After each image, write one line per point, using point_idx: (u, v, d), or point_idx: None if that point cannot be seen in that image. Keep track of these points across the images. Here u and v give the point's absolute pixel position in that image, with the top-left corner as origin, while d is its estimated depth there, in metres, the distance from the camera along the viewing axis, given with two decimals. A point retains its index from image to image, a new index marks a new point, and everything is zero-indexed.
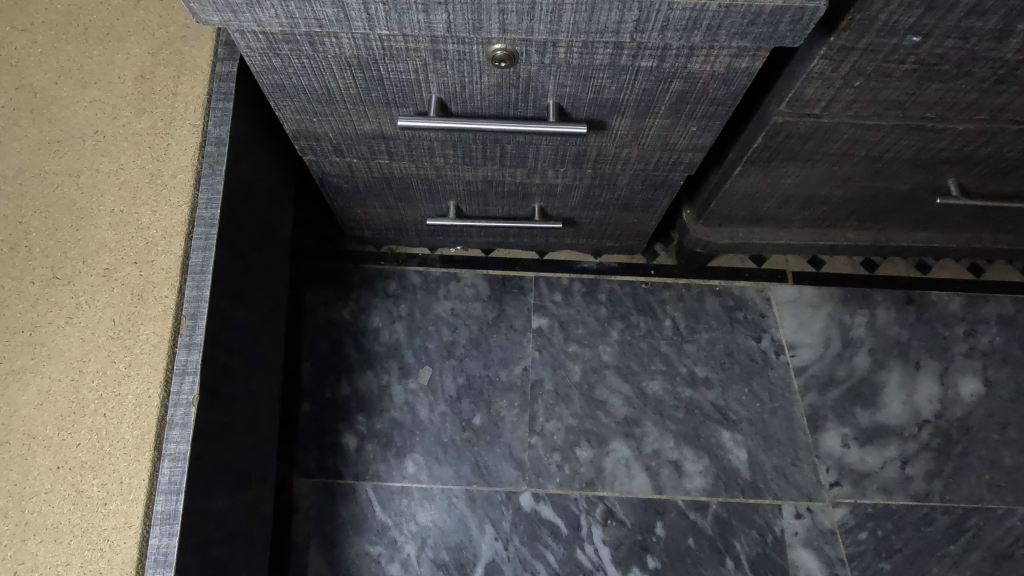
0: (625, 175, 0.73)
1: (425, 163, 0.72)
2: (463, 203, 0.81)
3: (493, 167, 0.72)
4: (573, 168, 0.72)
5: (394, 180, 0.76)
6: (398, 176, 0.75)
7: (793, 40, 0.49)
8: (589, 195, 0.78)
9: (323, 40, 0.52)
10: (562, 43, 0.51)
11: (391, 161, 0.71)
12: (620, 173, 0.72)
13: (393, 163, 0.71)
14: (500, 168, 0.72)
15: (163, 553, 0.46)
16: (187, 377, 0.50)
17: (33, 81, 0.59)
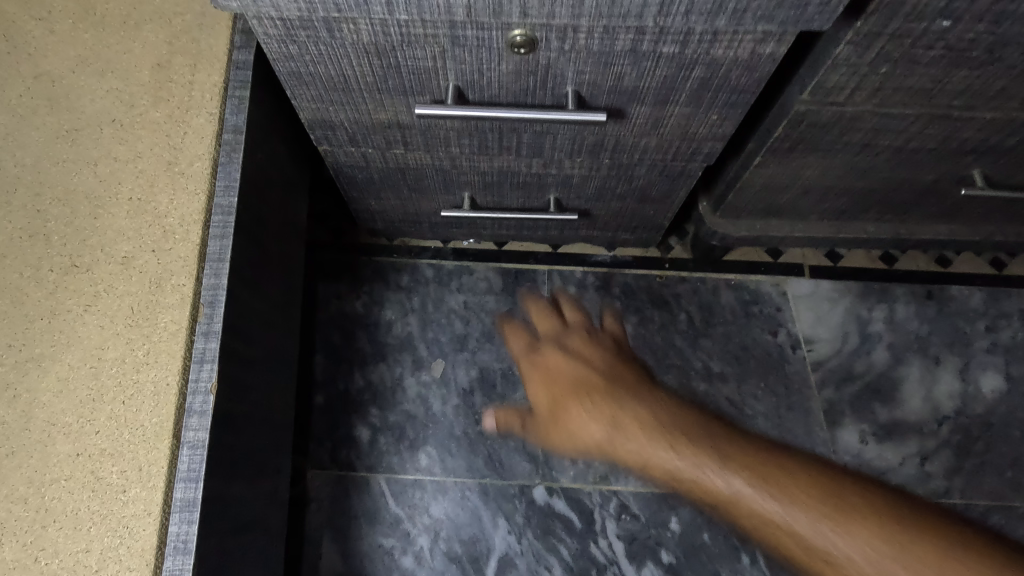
0: (642, 165, 0.72)
1: (440, 153, 0.71)
2: (478, 194, 0.80)
3: (509, 157, 0.71)
4: (590, 158, 0.71)
5: (409, 170, 0.75)
6: (413, 167, 0.74)
7: (821, 23, 0.49)
8: (605, 186, 0.77)
9: (340, 26, 0.51)
10: (583, 29, 0.50)
11: (406, 151, 0.71)
12: (637, 163, 0.71)
13: (408, 154, 0.71)
14: (516, 159, 0.71)
15: (183, 541, 0.46)
16: (206, 365, 0.49)
17: (51, 69, 0.59)
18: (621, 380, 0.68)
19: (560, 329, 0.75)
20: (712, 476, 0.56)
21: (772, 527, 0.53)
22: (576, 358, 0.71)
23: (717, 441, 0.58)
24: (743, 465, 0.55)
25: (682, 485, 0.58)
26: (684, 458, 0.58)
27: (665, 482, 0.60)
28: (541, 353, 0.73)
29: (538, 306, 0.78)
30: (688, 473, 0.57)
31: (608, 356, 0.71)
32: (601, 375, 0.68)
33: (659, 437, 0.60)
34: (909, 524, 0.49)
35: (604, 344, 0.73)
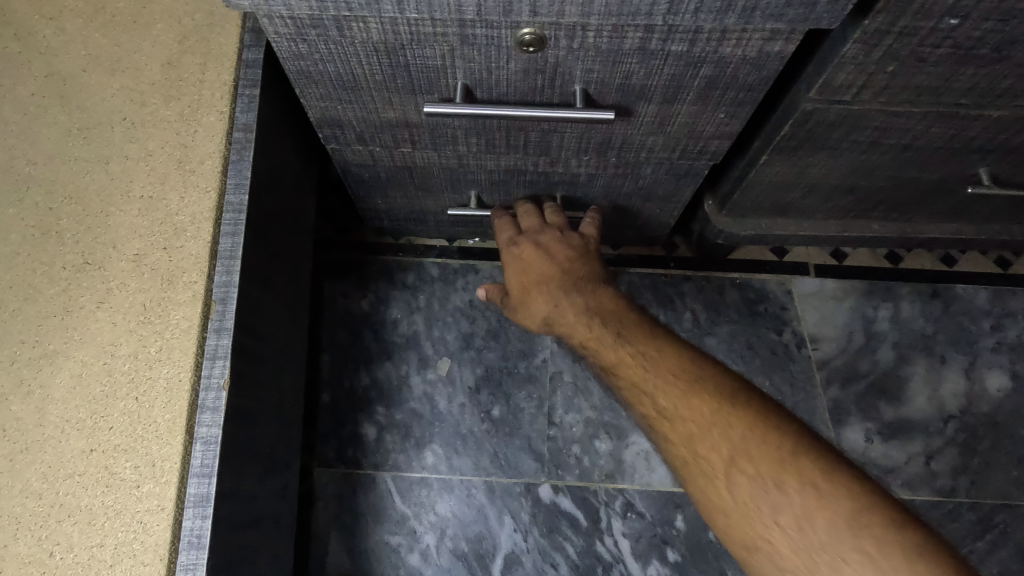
0: (649, 163, 0.72)
1: (447, 151, 0.71)
2: (484, 193, 0.81)
3: (516, 155, 0.71)
4: (597, 156, 0.71)
5: (415, 169, 0.76)
6: (419, 166, 0.75)
7: (830, 21, 0.49)
8: (612, 185, 0.78)
9: (351, 25, 0.51)
10: (592, 27, 0.51)
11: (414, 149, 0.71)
12: (644, 161, 0.72)
13: (416, 152, 0.71)
14: (524, 157, 0.71)
15: (197, 535, 0.47)
16: (218, 361, 0.50)
17: (62, 68, 0.59)
18: (577, 274, 0.70)
19: (542, 226, 0.74)
20: (642, 371, 0.59)
21: (696, 437, 0.53)
22: (545, 252, 0.71)
23: (663, 354, 0.60)
24: (680, 384, 0.57)
25: (610, 362, 0.62)
26: (626, 351, 0.61)
27: (601, 357, 0.63)
28: (521, 240, 0.73)
29: (528, 209, 0.77)
30: (633, 369, 0.60)
31: (580, 254, 0.72)
32: (564, 266, 0.70)
33: (605, 332, 0.64)
34: (833, 478, 0.47)
35: (577, 245, 0.72)
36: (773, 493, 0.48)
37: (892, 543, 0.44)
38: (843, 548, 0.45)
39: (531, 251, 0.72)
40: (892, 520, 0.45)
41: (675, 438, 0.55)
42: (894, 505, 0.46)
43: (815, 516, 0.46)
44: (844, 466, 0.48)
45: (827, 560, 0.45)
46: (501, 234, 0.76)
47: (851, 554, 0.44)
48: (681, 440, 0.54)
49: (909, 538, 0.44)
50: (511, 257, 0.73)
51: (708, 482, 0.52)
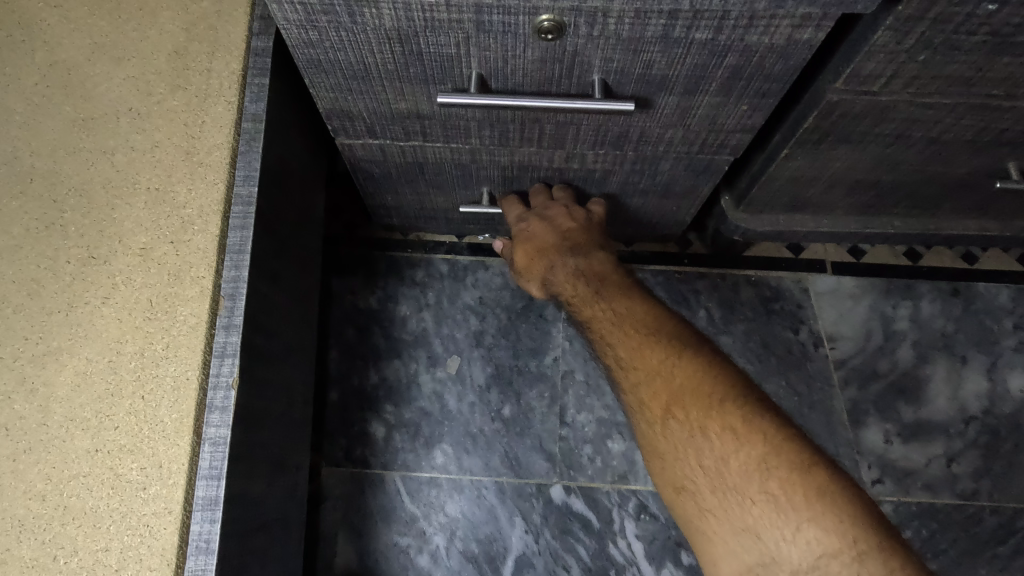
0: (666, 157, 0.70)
1: (459, 143, 0.69)
2: (497, 189, 0.79)
3: (530, 150, 0.69)
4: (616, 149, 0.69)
5: (427, 164, 0.74)
6: (431, 161, 0.73)
7: (865, 5, 0.48)
8: (628, 181, 0.76)
9: (362, 11, 0.49)
10: (614, 13, 0.49)
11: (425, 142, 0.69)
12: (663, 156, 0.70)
13: (427, 146, 0.69)
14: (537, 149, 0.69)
15: (205, 540, 0.45)
16: (227, 360, 0.48)
17: (66, 57, 0.58)
18: (570, 241, 0.72)
19: (548, 201, 0.75)
20: (610, 326, 0.64)
21: (645, 386, 0.58)
22: (546, 223, 0.74)
23: (632, 311, 0.64)
24: (639, 339, 0.61)
25: (584, 316, 0.67)
26: (599, 307, 0.66)
27: (576, 313, 0.68)
28: (524, 214, 0.75)
29: (538, 188, 0.77)
30: (602, 325, 0.64)
31: (578, 224, 0.73)
32: (560, 233, 0.73)
33: (586, 289, 0.68)
34: (757, 427, 0.52)
35: (580, 219, 0.74)
36: (699, 437, 0.53)
37: (795, 486, 0.49)
38: (751, 488, 0.50)
39: (533, 222, 0.74)
40: (798, 466, 0.50)
41: (629, 386, 0.60)
42: (807, 452, 0.51)
43: (733, 460, 0.51)
44: (773, 420, 0.53)
45: (736, 498, 0.51)
46: (509, 212, 0.78)
47: (757, 495, 0.50)
48: (632, 387, 0.59)
49: (810, 482, 0.49)
50: (515, 226, 0.75)
51: (648, 427, 0.57)
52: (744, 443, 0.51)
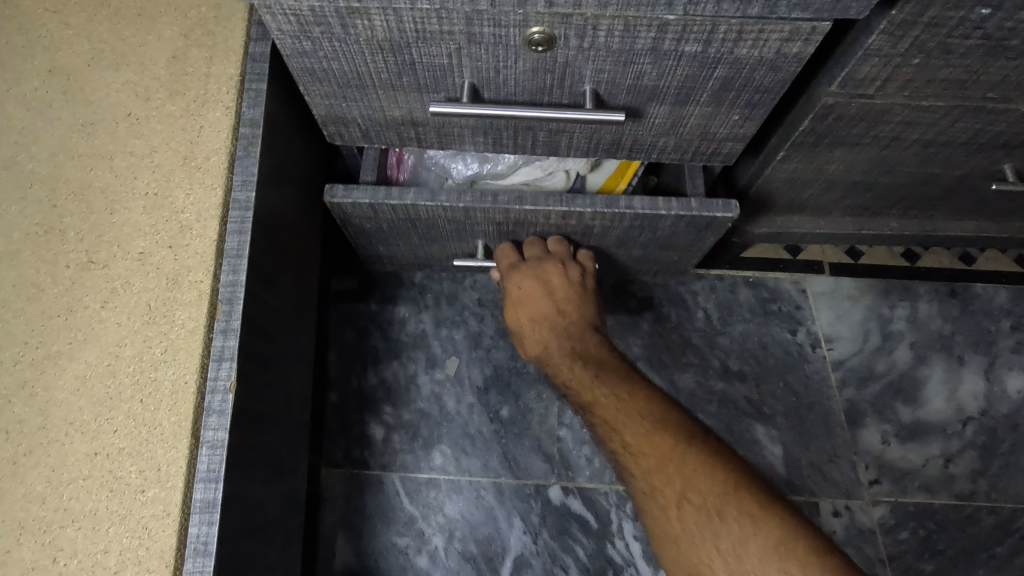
0: (669, 207, 0.67)
1: (451, 194, 0.67)
2: (491, 241, 0.78)
3: (526, 205, 0.67)
4: (608, 198, 0.67)
5: (421, 220, 0.72)
6: (423, 217, 0.71)
7: (858, 10, 0.47)
8: (628, 234, 0.74)
9: (354, 22, 0.50)
10: (604, 26, 0.49)
11: (417, 198, 0.67)
12: (662, 209, 0.67)
13: (419, 203, 0.67)
14: (534, 200, 0.67)
15: (204, 542, 0.46)
16: (224, 363, 0.49)
17: (66, 63, 0.58)
18: (568, 317, 0.76)
19: (543, 252, 0.75)
20: (614, 411, 0.68)
21: (658, 474, 0.62)
22: (543, 288, 0.75)
23: (635, 397, 0.68)
24: (646, 426, 0.65)
25: (587, 401, 0.70)
26: (601, 392, 0.69)
27: (581, 398, 0.71)
28: (519, 271, 0.75)
29: (532, 239, 0.75)
30: (608, 411, 0.68)
31: (575, 294, 0.76)
32: (559, 308, 0.76)
33: (585, 374, 0.71)
34: (767, 511, 0.57)
35: (576, 282, 0.75)
36: (715, 522, 0.58)
37: (810, 566, 0.54)
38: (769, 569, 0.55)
39: (526, 283, 0.75)
40: (811, 548, 0.55)
41: (640, 473, 0.64)
42: (814, 534, 0.56)
43: (750, 543, 0.56)
44: (778, 503, 0.58)
45: None
46: (502, 260, 0.77)
47: None
48: (644, 475, 0.63)
49: (823, 561, 0.54)
50: (513, 292, 0.76)
51: (663, 513, 0.61)
52: (757, 528, 0.56)
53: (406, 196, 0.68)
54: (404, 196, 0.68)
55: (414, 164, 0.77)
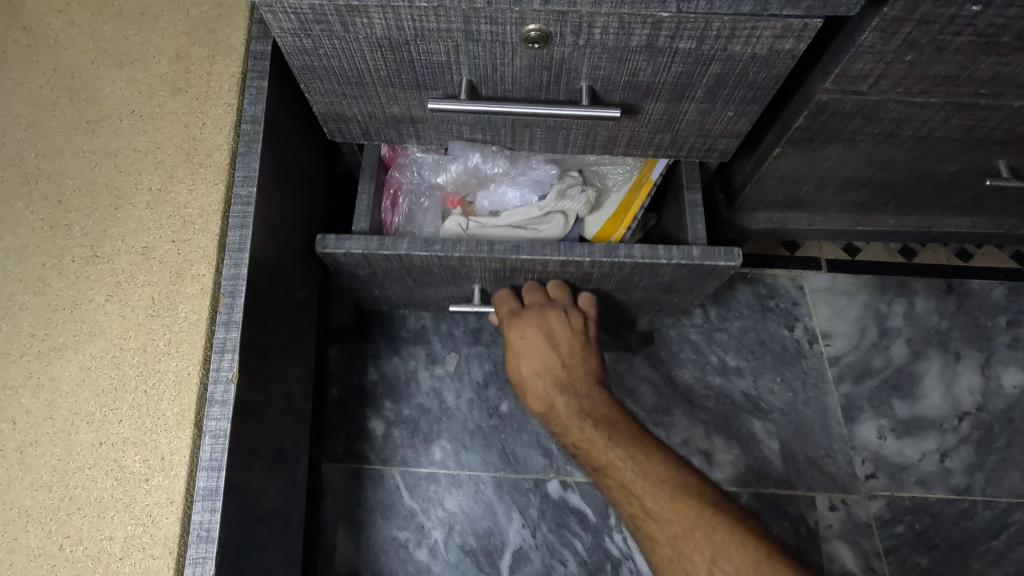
0: (670, 256, 0.66)
1: (447, 243, 0.66)
2: (489, 285, 0.76)
3: (522, 254, 0.66)
4: (607, 245, 0.66)
5: (416, 266, 0.70)
6: (417, 264, 0.69)
7: (848, 7, 0.47)
8: (628, 280, 0.72)
9: (354, 19, 0.51)
10: (599, 23, 0.50)
11: (412, 247, 0.66)
12: (663, 257, 0.65)
13: (414, 253, 0.66)
14: (531, 249, 0.66)
15: (206, 529, 0.47)
16: (226, 354, 0.50)
17: (70, 61, 0.59)
18: (575, 371, 0.71)
19: (544, 300, 0.72)
20: (632, 475, 0.65)
21: (683, 542, 0.60)
22: (548, 339, 0.71)
23: (651, 458, 0.65)
24: (666, 490, 0.63)
25: (602, 464, 0.67)
26: (616, 455, 0.66)
27: (594, 459, 0.68)
28: (522, 320, 0.71)
29: (531, 283, 0.73)
30: (625, 475, 0.65)
31: (580, 345, 0.71)
32: (565, 362, 0.71)
33: (597, 435, 0.67)
34: None
35: (579, 331, 0.72)
36: None
37: None
38: None
39: (530, 336, 0.71)
40: None
41: (666, 541, 0.62)
42: None
43: None
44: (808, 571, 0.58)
45: None
46: (501, 307, 0.74)
47: None
48: (669, 543, 0.61)
49: None
50: (516, 343, 0.72)
51: None
52: None
53: (400, 245, 0.66)
54: (399, 245, 0.66)
55: (409, 207, 0.78)
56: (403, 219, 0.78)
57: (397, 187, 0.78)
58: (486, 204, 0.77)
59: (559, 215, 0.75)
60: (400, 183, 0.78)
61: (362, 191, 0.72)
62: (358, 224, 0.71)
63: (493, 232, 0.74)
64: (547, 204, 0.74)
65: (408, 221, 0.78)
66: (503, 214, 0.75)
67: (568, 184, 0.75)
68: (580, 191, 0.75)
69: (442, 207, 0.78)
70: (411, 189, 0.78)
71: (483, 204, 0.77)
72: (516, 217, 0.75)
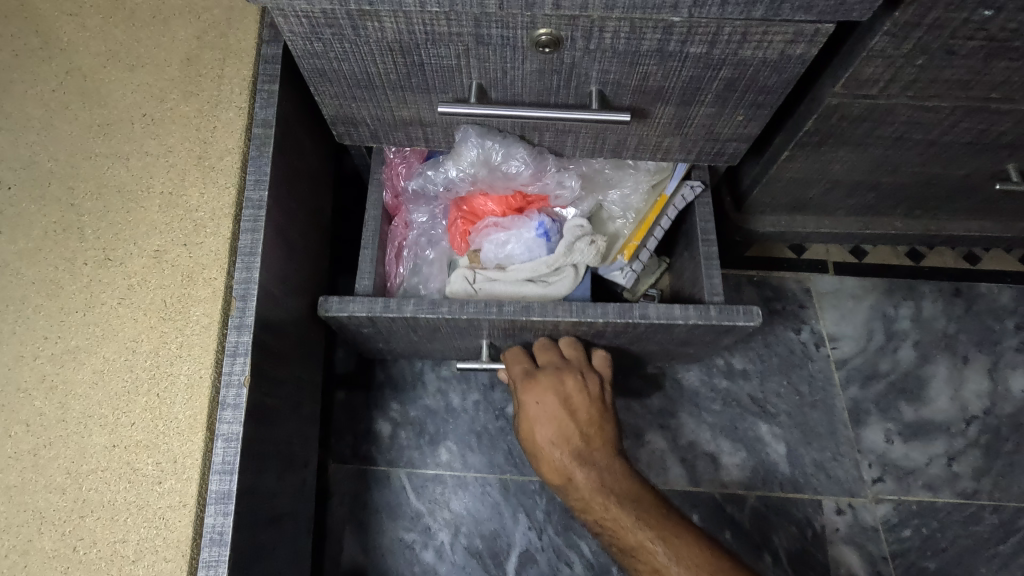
0: (685, 316, 0.65)
1: (455, 304, 0.65)
2: (497, 340, 0.74)
3: (534, 315, 0.65)
4: (621, 307, 0.65)
5: (420, 326, 0.68)
6: (424, 324, 0.67)
7: (861, 13, 0.47)
8: (642, 336, 0.71)
9: (365, 24, 0.51)
10: (610, 28, 0.50)
11: (418, 309, 0.64)
12: (679, 317, 0.65)
13: (419, 315, 0.64)
14: (542, 310, 0.65)
15: (219, 532, 0.47)
16: (238, 358, 0.50)
17: (82, 64, 0.59)
18: (593, 440, 0.67)
19: (560, 361, 0.70)
20: (665, 559, 0.59)
21: None
22: (564, 404, 0.67)
23: (684, 539, 0.60)
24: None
25: (630, 545, 0.61)
26: (646, 535, 0.61)
27: (620, 540, 0.62)
28: (537, 383, 0.68)
29: (543, 340, 0.71)
30: (657, 558, 0.59)
31: (597, 409, 0.68)
32: (582, 429, 0.67)
33: (623, 512, 0.62)
34: None
35: (595, 394, 0.68)
36: None
37: None
38: None
39: (547, 400, 0.67)
40: None
41: None
42: None
43: None
44: None
45: None
46: (513, 366, 0.72)
47: None
48: None
49: None
50: (531, 408, 0.68)
51: None
52: None
53: (405, 307, 0.64)
54: (404, 307, 0.64)
55: (414, 261, 0.78)
56: (407, 269, 0.78)
57: (403, 238, 0.79)
58: (493, 257, 0.75)
59: (568, 270, 0.73)
60: (404, 235, 0.79)
61: (366, 245, 0.71)
62: (362, 281, 0.70)
63: (502, 288, 0.73)
64: (556, 260, 0.73)
65: (413, 273, 0.77)
66: (511, 267, 0.74)
67: (577, 235, 0.74)
68: (590, 243, 0.74)
69: (447, 260, 0.78)
70: (415, 241, 0.78)
71: (488, 251, 0.75)
72: (524, 271, 0.74)
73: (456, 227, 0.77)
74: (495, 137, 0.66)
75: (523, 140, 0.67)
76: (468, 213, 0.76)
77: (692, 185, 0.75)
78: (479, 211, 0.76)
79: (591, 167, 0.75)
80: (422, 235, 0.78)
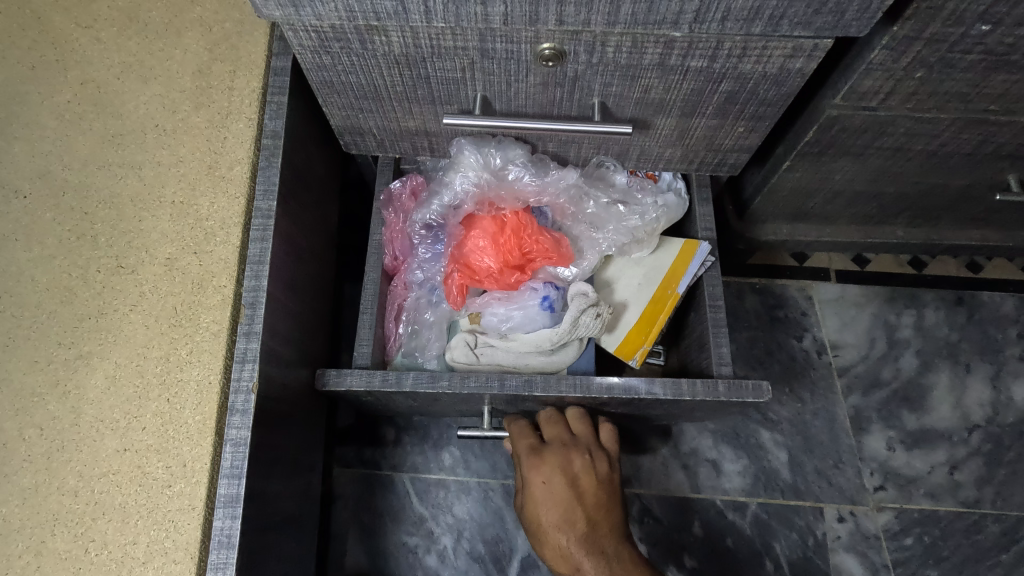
0: (694, 391, 0.64)
1: (455, 378, 0.63)
2: (499, 406, 0.72)
3: (536, 391, 0.64)
4: (626, 385, 0.64)
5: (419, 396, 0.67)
6: (423, 395, 0.66)
7: (859, 28, 0.48)
8: (647, 406, 0.70)
9: (373, 38, 0.52)
10: (611, 42, 0.51)
11: (417, 382, 0.63)
12: (686, 394, 0.64)
13: (418, 389, 0.63)
14: (545, 385, 0.64)
15: (227, 535, 0.48)
16: (247, 365, 0.51)
17: (97, 76, 0.61)
18: (601, 525, 0.65)
19: (568, 438, 0.68)
20: None
21: None
22: (572, 485, 0.66)
23: None
24: None
25: None
26: None
27: None
28: (544, 461, 0.67)
29: (549, 415, 0.71)
30: None
31: (604, 491, 0.67)
32: (589, 513, 0.65)
33: None
34: None
35: (603, 474, 0.68)
36: None
37: None
38: None
39: (555, 481, 0.65)
40: None
41: None
42: None
43: None
44: None
45: None
46: (519, 441, 0.70)
47: None
48: None
49: None
50: (537, 488, 0.66)
51: None
52: None
53: (404, 381, 0.63)
54: (402, 381, 0.63)
55: (413, 324, 0.75)
56: (405, 331, 0.74)
57: (402, 299, 0.75)
58: (496, 325, 0.73)
59: (574, 342, 0.71)
60: (403, 296, 0.76)
61: (364, 311, 0.69)
62: (361, 340, 0.68)
63: (503, 356, 0.70)
64: (561, 335, 0.70)
65: (410, 337, 0.74)
66: (513, 336, 0.71)
67: (582, 307, 0.70)
68: (595, 316, 0.70)
69: (448, 322, 0.75)
70: (415, 304, 0.75)
71: (490, 318, 0.73)
72: (527, 345, 0.70)
73: (452, 280, 0.72)
74: (489, 144, 0.66)
75: (520, 142, 0.67)
76: (465, 267, 0.72)
77: (705, 260, 0.73)
78: (475, 267, 0.71)
79: (596, 204, 0.73)
80: (422, 297, 0.75)
